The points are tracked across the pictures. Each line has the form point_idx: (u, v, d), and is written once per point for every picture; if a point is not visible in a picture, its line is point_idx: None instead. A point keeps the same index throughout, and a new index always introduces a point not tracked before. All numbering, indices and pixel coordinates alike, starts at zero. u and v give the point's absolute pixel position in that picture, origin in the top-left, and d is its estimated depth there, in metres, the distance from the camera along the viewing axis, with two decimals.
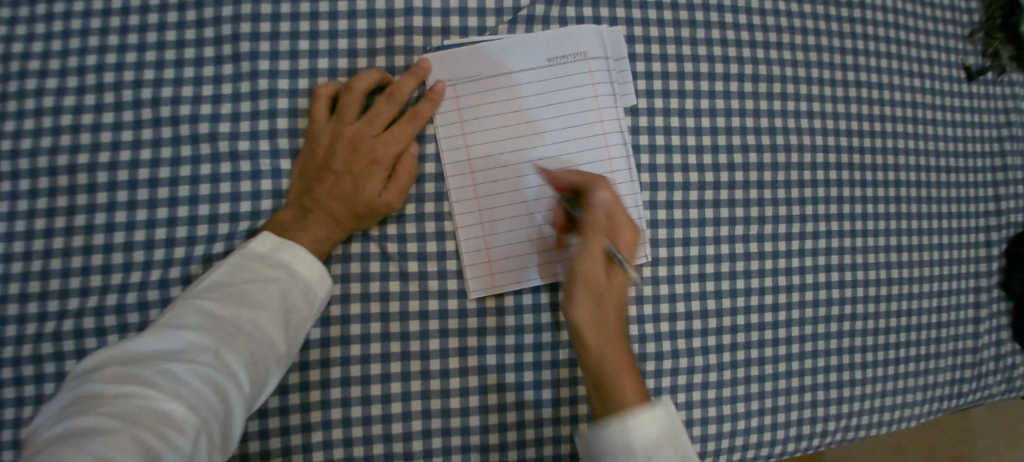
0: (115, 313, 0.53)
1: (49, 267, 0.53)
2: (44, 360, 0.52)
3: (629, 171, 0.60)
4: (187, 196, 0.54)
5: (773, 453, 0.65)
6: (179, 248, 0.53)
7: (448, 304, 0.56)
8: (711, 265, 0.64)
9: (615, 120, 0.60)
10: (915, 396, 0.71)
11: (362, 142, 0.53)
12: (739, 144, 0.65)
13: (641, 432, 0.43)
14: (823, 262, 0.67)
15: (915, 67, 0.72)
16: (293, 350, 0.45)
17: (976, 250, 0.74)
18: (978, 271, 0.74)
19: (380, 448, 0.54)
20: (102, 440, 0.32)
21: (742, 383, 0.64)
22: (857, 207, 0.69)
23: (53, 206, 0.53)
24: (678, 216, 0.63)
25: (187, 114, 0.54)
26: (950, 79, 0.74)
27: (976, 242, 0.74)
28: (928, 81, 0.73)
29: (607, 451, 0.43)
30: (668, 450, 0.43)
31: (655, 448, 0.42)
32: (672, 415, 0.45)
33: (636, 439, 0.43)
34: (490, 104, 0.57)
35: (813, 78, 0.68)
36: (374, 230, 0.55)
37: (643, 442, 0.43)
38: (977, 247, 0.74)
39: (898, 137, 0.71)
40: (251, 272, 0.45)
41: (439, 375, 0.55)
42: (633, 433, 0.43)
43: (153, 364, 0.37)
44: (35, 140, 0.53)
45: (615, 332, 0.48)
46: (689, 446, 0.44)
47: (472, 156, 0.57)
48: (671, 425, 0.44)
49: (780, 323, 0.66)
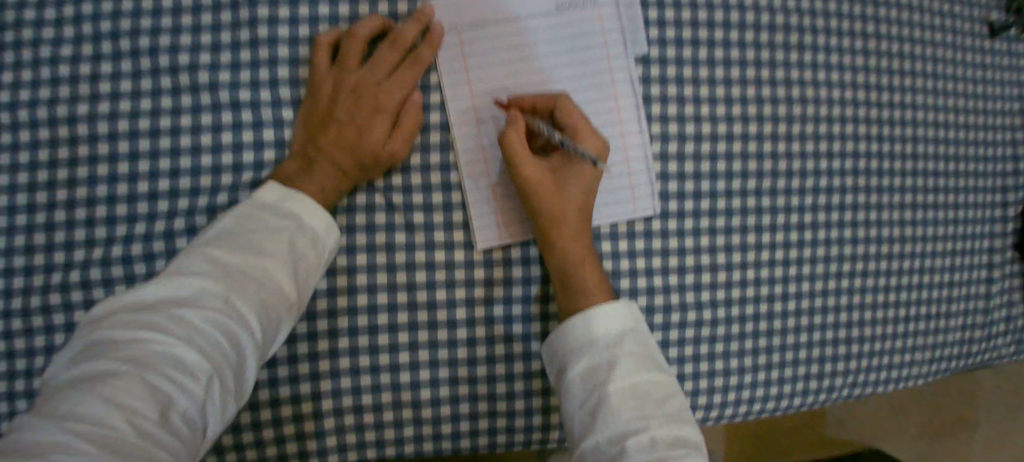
0: (103, 265, 0.51)
1: (38, 220, 0.51)
2: (32, 312, 0.51)
3: (638, 122, 0.59)
4: (189, 148, 0.52)
5: (778, 407, 0.65)
6: (183, 200, 0.52)
7: (454, 255, 0.55)
8: (720, 219, 0.62)
9: (624, 70, 0.58)
10: (922, 355, 0.70)
11: (365, 90, 0.51)
12: (753, 96, 0.63)
13: (603, 326, 0.49)
14: (835, 218, 0.66)
15: (937, 21, 0.69)
16: (304, 298, 0.46)
17: (993, 210, 0.72)
18: (993, 231, 0.72)
19: (388, 397, 0.54)
20: (115, 382, 0.32)
21: (750, 338, 0.64)
22: (873, 164, 0.67)
23: (55, 159, 0.51)
24: (689, 169, 0.61)
25: (186, 63, 0.52)
26: (972, 34, 0.70)
27: (992, 203, 0.72)
28: (951, 35, 0.69)
29: (573, 347, 0.49)
30: (629, 340, 0.49)
31: (617, 339, 0.49)
32: (630, 311, 0.51)
33: (598, 332, 0.49)
34: (496, 53, 0.55)
35: (831, 29, 0.65)
36: (379, 180, 0.55)
37: (605, 334, 0.49)
38: (993, 208, 0.72)
39: (917, 94, 0.68)
40: (259, 222, 0.45)
41: (447, 327, 0.55)
42: (595, 328, 0.49)
43: (164, 310, 0.37)
44: (34, 92, 0.51)
45: (580, 240, 0.54)
46: (648, 339, 0.51)
47: (478, 106, 0.55)
48: (630, 321, 0.51)
49: (790, 277, 0.65)
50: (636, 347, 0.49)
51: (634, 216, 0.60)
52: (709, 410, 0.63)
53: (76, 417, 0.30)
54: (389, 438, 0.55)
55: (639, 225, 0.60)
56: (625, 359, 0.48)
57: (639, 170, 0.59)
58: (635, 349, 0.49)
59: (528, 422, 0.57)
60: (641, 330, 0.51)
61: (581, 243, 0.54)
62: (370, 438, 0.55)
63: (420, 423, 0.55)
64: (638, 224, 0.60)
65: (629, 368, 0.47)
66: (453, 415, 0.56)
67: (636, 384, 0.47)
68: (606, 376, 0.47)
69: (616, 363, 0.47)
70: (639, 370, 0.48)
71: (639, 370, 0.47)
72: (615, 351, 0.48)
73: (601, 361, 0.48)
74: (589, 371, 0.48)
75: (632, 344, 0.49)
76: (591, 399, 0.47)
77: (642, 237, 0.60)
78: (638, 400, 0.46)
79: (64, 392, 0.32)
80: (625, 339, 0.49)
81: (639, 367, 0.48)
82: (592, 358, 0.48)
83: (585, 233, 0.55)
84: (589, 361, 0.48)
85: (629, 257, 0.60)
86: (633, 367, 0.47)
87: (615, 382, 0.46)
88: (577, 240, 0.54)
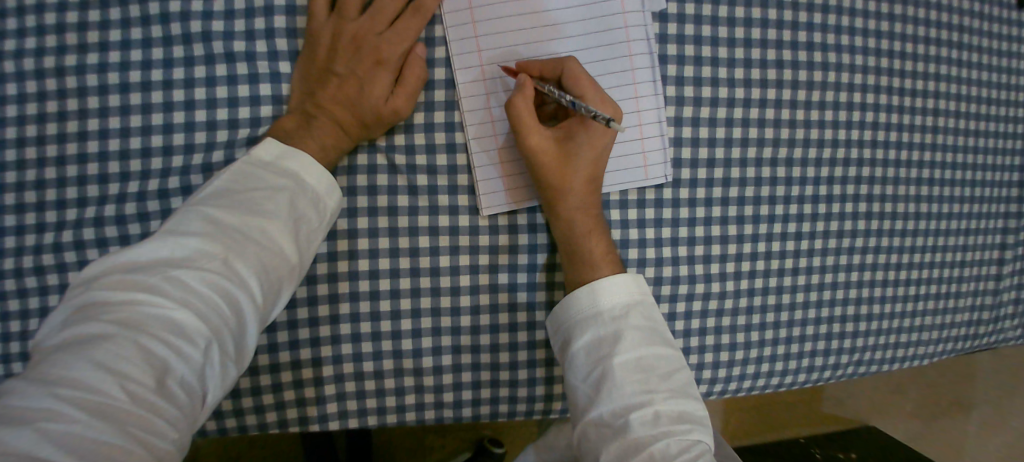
0: (94, 225, 0.49)
1: (27, 178, 0.49)
2: (25, 274, 0.49)
3: (653, 84, 0.55)
4: (183, 102, 0.49)
5: (783, 383, 0.64)
6: (177, 158, 0.49)
7: (459, 221, 0.53)
8: (734, 189, 0.60)
9: (641, 27, 0.54)
10: (930, 336, 0.68)
11: (365, 40, 0.48)
12: (773, 60, 0.60)
13: (609, 299, 0.47)
14: (851, 192, 0.63)
15: None
16: (305, 261, 0.44)
17: (1009, 188, 0.70)
18: (1008, 210, 0.70)
19: (390, 365, 0.53)
20: (107, 346, 0.31)
21: (758, 313, 0.62)
22: (893, 135, 0.64)
23: (43, 112, 0.48)
24: (704, 135, 0.59)
25: (176, 10, 0.48)
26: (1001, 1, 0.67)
27: (1010, 181, 0.70)
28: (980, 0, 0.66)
29: (578, 319, 0.48)
30: (636, 313, 0.47)
31: (624, 312, 0.47)
32: (638, 282, 0.49)
33: (603, 304, 0.47)
34: (505, 5, 0.51)
35: None
36: (382, 140, 0.52)
37: (610, 307, 0.47)
38: (1010, 186, 0.70)
39: (941, 63, 0.65)
40: (258, 180, 0.43)
41: (451, 295, 0.54)
42: (601, 299, 0.47)
43: (159, 270, 0.35)
44: (19, 41, 0.48)
45: (587, 209, 0.52)
46: (656, 311, 0.49)
47: (484, 62, 0.52)
48: (638, 292, 0.49)
49: (802, 251, 0.62)
50: (643, 320, 0.47)
51: (645, 183, 0.57)
52: (713, 384, 0.62)
53: (66, 382, 0.29)
54: (390, 406, 0.54)
55: (650, 192, 0.58)
56: (630, 332, 0.46)
57: (652, 134, 0.56)
58: (642, 322, 0.47)
59: (531, 392, 0.56)
60: (649, 302, 0.49)
61: (588, 213, 0.52)
62: (372, 405, 0.54)
63: (423, 391, 0.54)
64: (649, 191, 0.58)
65: (635, 342, 0.45)
66: (455, 383, 0.55)
67: (642, 358, 0.45)
68: (611, 350, 0.45)
69: (621, 337, 0.45)
70: (646, 343, 0.46)
71: (645, 344, 0.46)
72: (621, 324, 0.46)
73: (607, 334, 0.46)
74: (593, 345, 0.46)
75: (639, 317, 0.47)
76: (594, 372, 0.45)
77: (653, 206, 0.58)
78: (643, 374, 0.45)
79: (54, 355, 0.30)
80: (631, 311, 0.47)
81: (645, 341, 0.46)
82: (597, 331, 0.46)
83: (592, 202, 0.52)
84: (594, 334, 0.46)
85: (638, 226, 0.58)
86: (639, 342, 0.46)
87: (621, 356, 0.45)
88: (583, 209, 0.51)
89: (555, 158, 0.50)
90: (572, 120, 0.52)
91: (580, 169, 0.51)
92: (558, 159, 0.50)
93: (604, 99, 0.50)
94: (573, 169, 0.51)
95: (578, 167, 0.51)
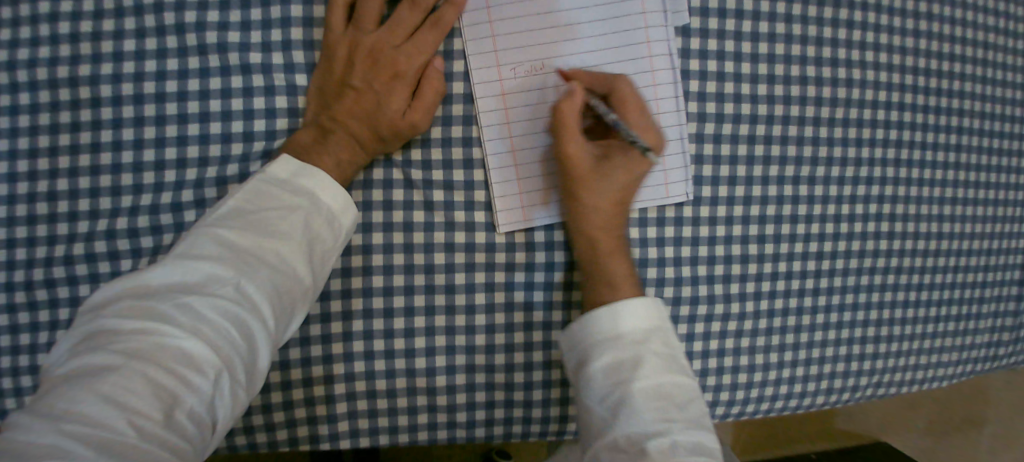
0: (106, 238, 0.48)
1: (39, 190, 0.48)
2: (35, 287, 0.48)
3: (675, 100, 0.54)
4: (198, 114, 0.48)
5: (802, 404, 0.62)
6: (192, 171, 0.48)
7: (476, 237, 0.52)
8: (754, 207, 0.58)
9: (664, 42, 0.52)
10: (950, 357, 0.66)
11: (382, 54, 0.47)
12: (797, 76, 0.58)
13: (631, 321, 0.46)
14: (874, 210, 0.61)
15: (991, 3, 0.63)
16: (319, 282, 0.43)
17: None
18: None
19: (402, 381, 0.52)
20: (115, 379, 0.30)
21: (777, 334, 0.60)
22: (916, 154, 0.62)
23: (56, 122, 0.48)
24: (726, 152, 0.57)
25: (193, 21, 0.47)
26: None
27: None
28: (1005, 17, 0.64)
29: (598, 339, 0.46)
30: (656, 339, 0.46)
31: (645, 337, 0.45)
32: (659, 308, 0.47)
33: (625, 328, 0.46)
34: (525, 17, 0.50)
35: (883, 5, 0.59)
36: (398, 154, 0.51)
37: (632, 331, 0.46)
38: None
39: (964, 81, 0.63)
40: (271, 199, 0.42)
41: (465, 311, 0.53)
42: (622, 322, 0.46)
43: (169, 296, 0.34)
44: (33, 51, 0.47)
45: (612, 229, 0.50)
46: (675, 338, 0.47)
47: (504, 76, 0.51)
48: (658, 318, 0.47)
49: (823, 271, 0.61)
50: (664, 346, 0.46)
51: (665, 201, 0.55)
52: (730, 406, 0.60)
53: (74, 417, 0.28)
54: (403, 424, 0.53)
55: (670, 210, 0.56)
56: (652, 359, 0.44)
57: (673, 152, 0.55)
58: (662, 349, 0.45)
59: (546, 413, 0.55)
60: (668, 329, 0.47)
61: (613, 234, 0.50)
62: (384, 424, 0.53)
63: (435, 411, 0.53)
64: (669, 209, 0.56)
65: (654, 369, 0.44)
66: (468, 399, 0.54)
67: (661, 385, 0.43)
68: (631, 375, 0.43)
69: (642, 362, 0.44)
70: (665, 370, 0.44)
71: (665, 371, 0.44)
72: (642, 349, 0.45)
73: (626, 358, 0.44)
74: (612, 368, 0.44)
75: (659, 343, 0.45)
76: (612, 396, 0.43)
77: (673, 224, 0.57)
78: (661, 402, 0.43)
79: (61, 387, 0.30)
80: (653, 337, 0.45)
81: (664, 368, 0.44)
82: (617, 354, 0.45)
83: (618, 223, 0.51)
84: (614, 356, 0.45)
85: (657, 245, 0.57)
86: (658, 368, 0.44)
87: (640, 382, 0.43)
88: (607, 229, 0.50)
89: (586, 175, 0.49)
90: (614, 141, 0.50)
91: (611, 190, 0.49)
92: (590, 176, 0.49)
93: (649, 126, 0.49)
94: (602, 188, 0.49)
95: (609, 187, 0.49)
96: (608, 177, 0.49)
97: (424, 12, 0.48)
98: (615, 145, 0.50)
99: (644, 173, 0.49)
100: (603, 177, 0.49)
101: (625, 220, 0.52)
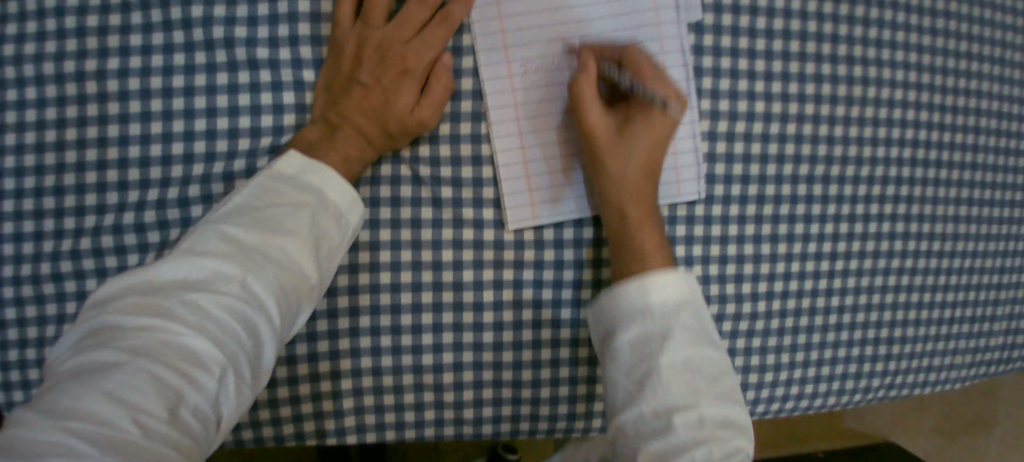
0: (115, 232, 0.48)
1: (47, 184, 0.48)
2: (45, 281, 0.48)
3: (687, 97, 0.53)
4: (204, 109, 0.48)
5: (811, 406, 0.62)
6: (199, 166, 0.48)
7: (484, 235, 0.52)
8: (767, 207, 0.57)
9: (676, 38, 0.51)
10: (964, 360, 0.65)
11: (391, 49, 0.47)
12: (813, 73, 0.57)
13: (661, 294, 0.44)
14: (889, 211, 0.60)
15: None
16: (326, 279, 0.43)
17: None
18: None
19: (410, 378, 0.52)
20: (119, 376, 0.30)
21: (788, 335, 0.60)
22: (933, 154, 0.61)
23: (62, 117, 0.48)
24: (739, 151, 0.56)
25: (199, 15, 0.47)
26: None
27: None
28: None
29: (626, 311, 0.45)
30: (686, 312, 0.45)
31: (675, 310, 0.44)
32: (688, 280, 0.46)
33: (654, 301, 0.44)
34: (535, 13, 0.49)
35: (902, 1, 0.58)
36: (406, 150, 0.51)
37: (661, 304, 0.44)
38: None
39: (984, 79, 0.61)
40: (277, 195, 0.42)
41: (473, 309, 0.52)
42: (652, 296, 0.44)
43: (174, 293, 0.34)
44: (40, 45, 0.47)
45: (642, 199, 0.49)
46: (704, 310, 0.46)
47: (513, 73, 0.50)
48: (688, 291, 0.46)
49: (836, 272, 0.60)
50: (693, 319, 0.45)
51: (677, 199, 0.55)
52: None
53: (77, 413, 0.28)
54: (409, 421, 0.53)
55: (681, 209, 0.56)
56: (681, 333, 0.43)
57: (685, 150, 0.54)
58: (693, 323, 0.44)
59: (553, 411, 0.55)
60: (699, 301, 0.46)
61: (641, 204, 0.49)
62: (390, 420, 0.53)
63: (442, 408, 0.53)
64: (680, 208, 0.56)
65: (685, 343, 0.43)
66: (475, 396, 0.53)
67: (690, 360, 0.43)
68: (661, 350, 0.43)
69: (673, 336, 0.43)
70: (696, 344, 0.43)
71: (695, 345, 0.43)
72: (671, 323, 0.43)
73: (656, 332, 0.43)
74: (641, 341, 0.43)
75: (689, 316, 0.44)
76: (640, 369, 0.43)
77: (684, 223, 0.56)
78: (689, 377, 0.42)
79: (67, 384, 0.30)
80: (682, 311, 0.44)
81: (695, 342, 0.43)
82: (646, 327, 0.44)
83: (648, 193, 0.49)
84: (642, 329, 0.44)
85: (668, 244, 0.56)
86: (689, 342, 0.43)
87: (670, 357, 0.42)
88: (633, 196, 0.49)
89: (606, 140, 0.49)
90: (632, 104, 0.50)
91: (634, 153, 0.48)
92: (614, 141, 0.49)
93: (665, 83, 0.49)
94: (624, 152, 0.48)
95: (632, 151, 0.48)
96: (631, 139, 0.48)
97: (432, 8, 0.47)
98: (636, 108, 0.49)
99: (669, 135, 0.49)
100: (626, 140, 0.48)
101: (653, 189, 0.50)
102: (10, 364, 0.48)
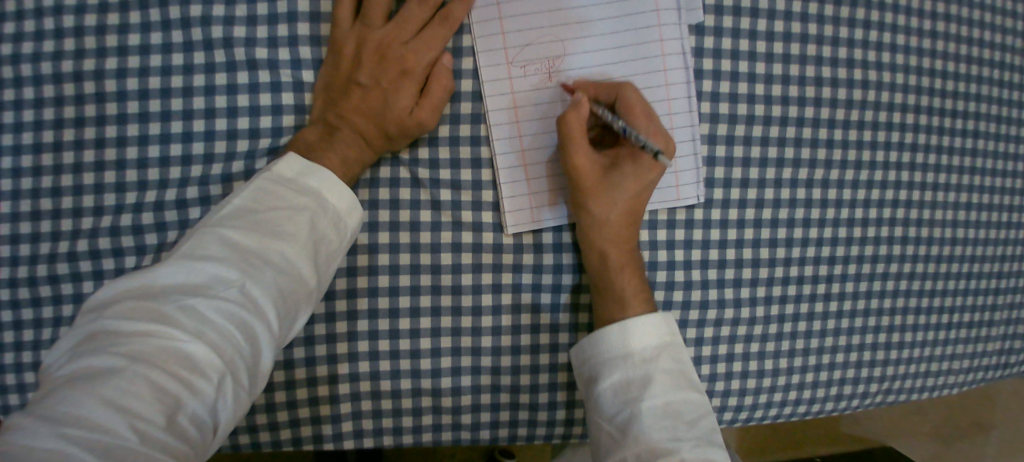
0: (111, 234, 0.48)
1: (42, 185, 0.48)
2: (39, 283, 0.48)
3: (688, 100, 0.52)
4: (203, 110, 0.47)
5: (810, 411, 0.61)
6: (197, 167, 0.48)
7: (482, 238, 0.51)
8: (767, 211, 0.57)
9: (678, 40, 0.51)
10: (962, 365, 0.65)
11: (390, 50, 0.46)
12: (813, 77, 0.57)
13: (640, 340, 0.45)
14: (888, 215, 0.60)
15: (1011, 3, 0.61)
16: (323, 284, 0.42)
17: None
18: None
19: (408, 381, 0.52)
20: (117, 383, 0.29)
21: (787, 340, 0.59)
22: (931, 159, 0.61)
23: (60, 117, 0.47)
24: (739, 155, 0.56)
25: (199, 15, 0.47)
26: None
27: None
28: None
29: (607, 357, 0.46)
30: (665, 356, 0.45)
31: (653, 355, 0.45)
32: (670, 325, 0.47)
33: (634, 346, 0.45)
34: (537, 14, 0.49)
35: (902, 4, 0.58)
36: (405, 152, 0.50)
37: (641, 349, 0.45)
38: None
39: (982, 84, 0.62)
40: (278, 199, 0.41)
41: (471, 312, 0.52)
42: (631, 341, 0.45)
43: (173, 298, 0.34)
44: (37, 44, 0.47)
45: (622, 244, 0.50)
46: (685, 354, 0.46)
47: (513, 74, 0.50)
48: (667, 334, 0.46)
49: (835, 277, 0.60)
50: (673, 363, 0.45)
51: (677, 203, 0.55)
52: (738, 411, 0.59)
53: (74, 422, 0.28)
54: (407, 426, 0.53)
55: (680, 213, 0.56)
56: (661, 376, 0.44)
57: (685, 154, 0.54)
58: (671, 366, 0.45)
59: (551, 416, 0.54)
60: (677, 345, 0.47)
61: (624, 247, 0.50)
62: (387, 425, 0.53)
63: (440, 412, 0.53)
64: (679, 212, 0.56)
65: (663, 387, 0.44)
66: (473, 400, 0.53)
67: (669, 403, 0.43)
68: (641, 393, 0.43)
69: (651, 380, 0.44)
70: (673, 388, 0.44)
71: (674, 388, 0.44)
72: (651, 367, 0.44)
73: (635, 377, 0.44)
74: (621, 386, 0.44)
75: (669, 360, 0.45)
76: (622, 414, 0.43)
77: (683, 227, 0.56)
78: (670, 420, 0.42)
79: (62, 390, 0.29)
80: (661, 355, 0.45)
81: (673, 386, 0.44)
82: (626, 372, 0.44)
83: (630, 238, 0.50)
84: (623, 374, 0.44)
85: (668, 248, 0.56)
86: (667, 386, 0.44)
87: (649, 400, 0.43)
88: (618, 241, 0.49)
89: (594, 184, 0.48)
90: (623, 148, 0.49)
91: (618, 201, 0.48)
92: (598, 187, 0.48)
93: (659, 131, 0.48)
94: (612, 198, 0.48)
95: (617, 200, 0.48)
96: (617, 186, 0.48)
97: (433, 8, 0.47)
98: (623, 153, 0.49)
99: (654, 182, 0.48)
100: (611, 188, 0.48)
101: (636, 233, 0.51)
102: (5, 367, 0.48)
